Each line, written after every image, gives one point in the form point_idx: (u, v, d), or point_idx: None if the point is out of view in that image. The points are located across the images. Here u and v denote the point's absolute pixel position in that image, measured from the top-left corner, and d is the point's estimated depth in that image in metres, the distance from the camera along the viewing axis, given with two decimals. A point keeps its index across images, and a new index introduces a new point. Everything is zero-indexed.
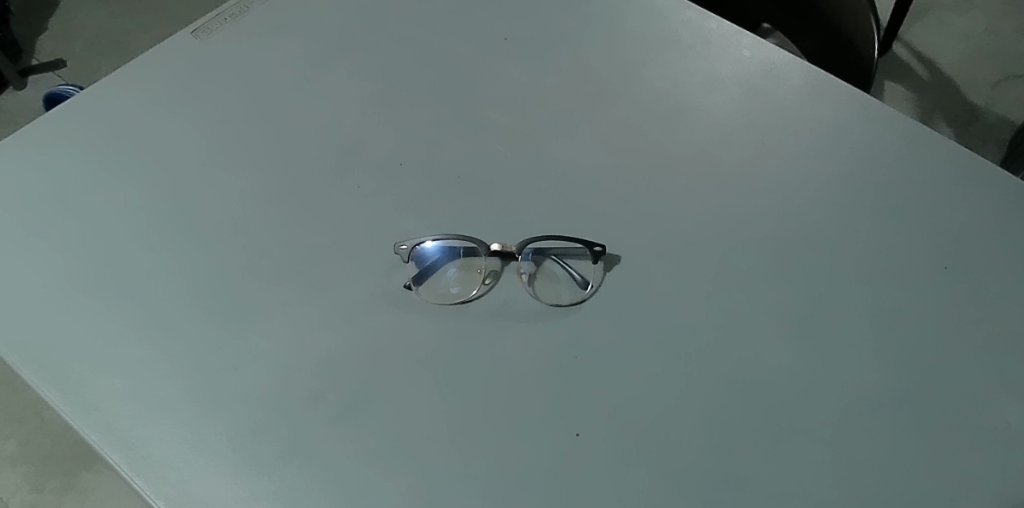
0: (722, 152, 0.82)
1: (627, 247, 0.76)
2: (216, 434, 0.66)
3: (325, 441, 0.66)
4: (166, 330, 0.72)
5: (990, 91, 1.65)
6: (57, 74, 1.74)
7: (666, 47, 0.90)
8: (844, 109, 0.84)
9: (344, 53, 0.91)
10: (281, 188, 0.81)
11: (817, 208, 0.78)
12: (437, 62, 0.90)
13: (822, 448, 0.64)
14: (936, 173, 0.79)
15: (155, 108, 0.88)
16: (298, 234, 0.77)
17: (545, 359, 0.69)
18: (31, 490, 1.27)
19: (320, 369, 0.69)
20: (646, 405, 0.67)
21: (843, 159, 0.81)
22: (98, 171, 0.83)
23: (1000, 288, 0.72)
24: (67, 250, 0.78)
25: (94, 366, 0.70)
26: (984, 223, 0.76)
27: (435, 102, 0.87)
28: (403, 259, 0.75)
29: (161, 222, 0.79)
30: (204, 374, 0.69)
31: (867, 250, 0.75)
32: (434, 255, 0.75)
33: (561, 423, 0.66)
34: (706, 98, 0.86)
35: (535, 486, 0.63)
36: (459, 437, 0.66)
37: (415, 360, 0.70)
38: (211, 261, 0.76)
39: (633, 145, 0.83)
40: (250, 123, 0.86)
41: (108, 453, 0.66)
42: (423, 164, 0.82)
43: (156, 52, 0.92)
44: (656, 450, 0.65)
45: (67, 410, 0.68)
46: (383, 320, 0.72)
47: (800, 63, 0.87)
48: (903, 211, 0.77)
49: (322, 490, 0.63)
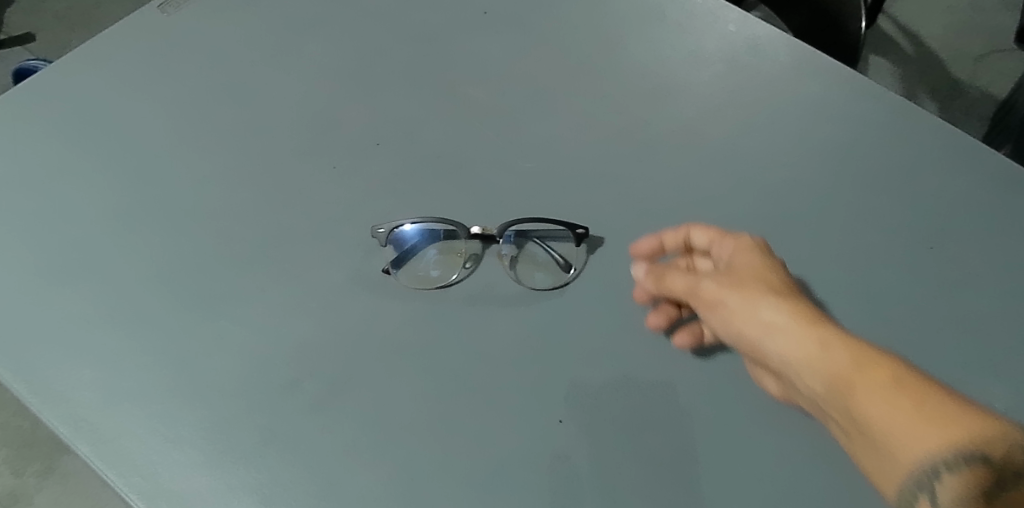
0: (706, 130, 0.81)
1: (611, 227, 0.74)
2: (188, 425, 0.64)
3: (304, 429, 0.64)
4: (138, 318, 0.70)
5: (972, 66, 1.65)
6: (26, 49, 1.68)
7: (651, 22, 0.88)
8: (829, 86, 0.83)
9: (320, 28, 0.88)
10: (253, 169, 0.78)
11: (801, 187, 0.77)
12: (415, 37, 0.88)
13: (806, 431, 0.64)
14: (920, 151, 0.78)
15: (120, 85, 0.84)
16: (272, 218, 0.75)
17: (526, 344, 0.68)
18: (11, 474, 1.25)
19: (296, 356, 0.68)
20: (629, 390, 0.66)
21: (826, 138, 0.80)
22: (62, 152, 0.80)
23: (987, 270, 0.72)
24: (32, 235, 0.75)
25: (64, 357, 0.68)
26: (970, 202, 0.75)
27: (414, 79, 0.85)
28: (381, 243, 0.73)
29: (131, 205, 0.76)
30: (177, 363, 0.67)
31: (852, 231, 0.74)
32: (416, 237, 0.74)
33: (544, 410, 0.65)
34: (691, 74, 0.84)
35: (517, 474, 0.62)
36: (439, 424, 0.64)
37: (396, 346, 0.68)
38: (183, 246, 0.74)
39: (616, 122, 0.81)
40: (223, 100, 0.83)
41: (77, 446, 0.64)
42: (400, 142, 0.80)
43: (120, 27, 0.88)
44: (639, 436, 0.64)
45: (34, 403, 0.66)
46: (360, 305, 0.70)
47: (786, 38, 0.85)
48: (887, 191, 0.76)
49: (300, 482, 0.62)
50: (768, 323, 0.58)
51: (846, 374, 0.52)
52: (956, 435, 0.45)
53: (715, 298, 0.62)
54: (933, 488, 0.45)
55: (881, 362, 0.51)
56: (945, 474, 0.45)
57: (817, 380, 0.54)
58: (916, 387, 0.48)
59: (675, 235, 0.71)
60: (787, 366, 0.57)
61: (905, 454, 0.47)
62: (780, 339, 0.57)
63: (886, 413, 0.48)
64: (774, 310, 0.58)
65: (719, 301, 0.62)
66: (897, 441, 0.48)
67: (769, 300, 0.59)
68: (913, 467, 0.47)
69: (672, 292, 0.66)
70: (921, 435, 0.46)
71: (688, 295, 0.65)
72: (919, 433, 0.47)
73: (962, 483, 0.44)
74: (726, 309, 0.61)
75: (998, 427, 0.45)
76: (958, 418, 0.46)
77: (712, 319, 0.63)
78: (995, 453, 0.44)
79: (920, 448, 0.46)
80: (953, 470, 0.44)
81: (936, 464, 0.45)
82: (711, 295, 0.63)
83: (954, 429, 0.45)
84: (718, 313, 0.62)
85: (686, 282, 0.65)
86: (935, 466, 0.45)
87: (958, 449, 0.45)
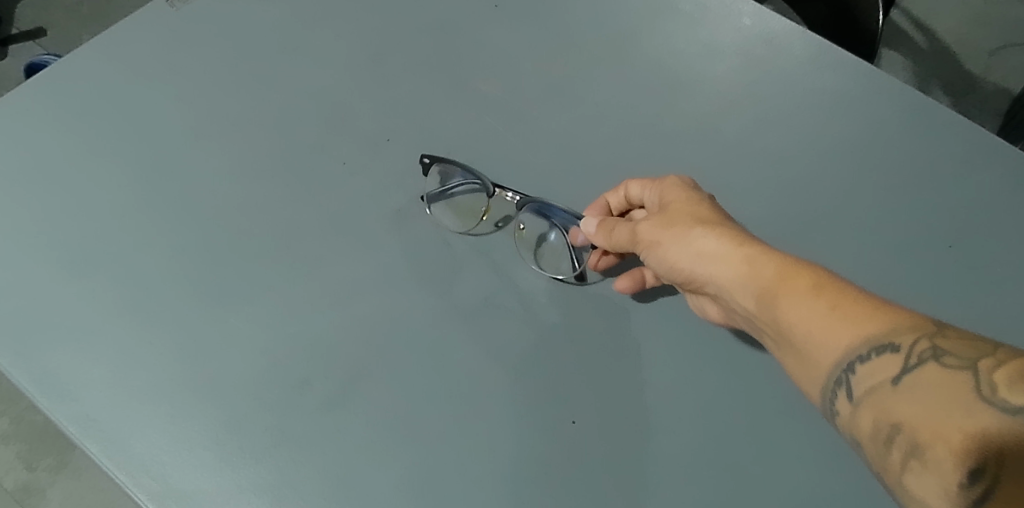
0: (721, 125, 0.79)
1: (602, 202, 0.74)
2: (201, 424, 0.64)
3: (316, 428, 0.64)
4: (147, 316, 0.69)
5: (986, 59, 1.63)
6: (36, 43, 1.68)
7: (664, 13, 0.86)
8: (847, 80, 0.81)
9: (329, 21, 0.87)
10: (263, 165, 0.78)
11: (816, 185, 0.76)
12: (425, 29, 0.86)
13: (815, 432, 0.65)
14: (937, 149, 0.78)
15: (128, 80, 0.83)
16: (282, 215, 0.75)
17: (538, 344, 0.68)
18: (25, 468, 1.26)
19: (308, 355, 0.67)
20: (640, 391, 0.66)
21: (843, 134, 0.78)
22: (71, 149, 0.79)
23: (1003, 270, 0.72)
24: (42, 232, 0.74)
25: (73, 355, 0.68)
26: (989, 200, 0.75)
27: (424, 72, 0.84)
28: (426, 167, 0.76)
29: (142, 203, 0.76)
30: (186, 362, 0.67)
31: (869, 230, 0.74)
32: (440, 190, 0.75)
33: (557, 410, 0.65)
34: (705, 68, 0.83)
35: (531, 475, 0.63)
36: (453, 425, 0.64)
37: (408, 344, 0.68)
38: (192, 244, 0.73)
39: (629, 118, 0.80)
40: (233, 96, 0.82)
41: (88, 446, 0.64)
42: (412, 138, 0.79)
43: (127, 20, 0.87)
44: (655, 436, 0.65)
45: (44, 402, 0.66)
46: (371, 303, 0.70)
47: (802, 31, 0.84)
48: (904, 190, 0.76)
49: (314, 483, 0.62)
50: (695, 251, 0.59)
51: (770, 288, 0.52)
52: (869, 330, 0.45)
53: (649, 235, 0.64)
54: (851, 379, 0.45)
55: (801, 271, 0.51)
56: (859, 366, 0.45)
57: (749, 302, 0.54)
58: (833, 295, 0.48)
59: (616, 195, 0.73)
60: (718, 289, 0.57)
61: (825, 355, 0.47)
62: (710, 265, 0.58)
63: (804, 319, 0.49)
64: (700, 237, 0.59)
65: (653, 240, 0.63)
66: (815, 342, 0.48)
67: (692, 230, 0.60)
68: (834, 365, 0.46)
69: (620, 245, 0.68)
70: (837, 335, 0.47)
71: (626, 240, 0.66)
72: (833, 333, 0.47)
73: (875, 371, 0.44)
74: (659, 247, 0.63)
75: (915, 319, 0.44)
76: (870, 316, 0.46)
77: (648, 258, 0.64)
78: (909, 343, 0.43)
79: (836, 346, 0.46)
80: (865, 360, 0.44)
81: (852, 359, 0.45)
82: (643, 235, 0.64)
83: (870, 326, 0.45)
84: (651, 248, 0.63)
85: (627, 231, 0.66)
86: (850, 360, 0.45)
87: (870, 344, 0.44)
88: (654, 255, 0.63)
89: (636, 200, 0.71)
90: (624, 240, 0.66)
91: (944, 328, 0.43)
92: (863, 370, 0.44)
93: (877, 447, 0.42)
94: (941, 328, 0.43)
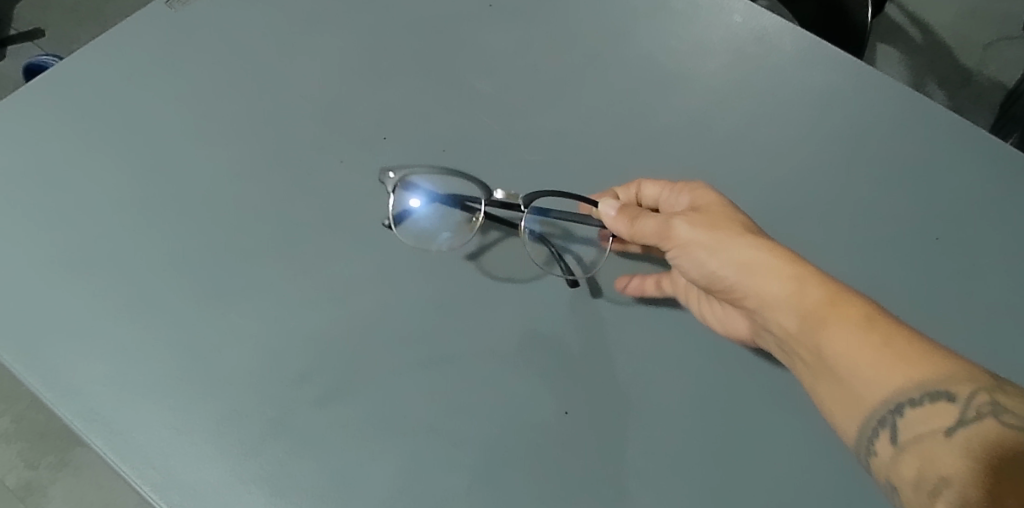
0: (713, 122, 0.80)
1: (611, 193, 0.76)
2: (202, 417, 0.66)
3: (315, 420, 0.65)
4: (148, 312, 0.70)
5: (981, 53, 1.64)
6: (35, 45, 1.69)
7: (657, 13, 0.87)
8: (836, 77, 0.82)
9: (327, 21, 0.88)
10: (261, 164, 0.79)
11: (807, 179, 0.77)
12: (422, 29, 0.88)
13: (804, 421, 0.67)
14: (926, 144, 0.79)
15: (128, 81, 0.84)
16: (281, 212, 0.76)
17: (532, 337, 0.70)
18: (26, 467, 1.27)
19: (308, 349, 0.68)
20: (632, 382, 0.68)
21: (833, 129, 0.80)
22: (73, 150, 0.80)
23: (990, 262, 0.73)
24: (45, 230, 0.75)
25: (77, 351, 0.69)
26: (976, 192, 0.76)
27: (420, 71, 0.85)
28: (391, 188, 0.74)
29: (142, 201, 0.77)
30: (188, 357, 0.68)
31: (859, 223, 0.75)
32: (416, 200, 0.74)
33: (551, 401, 0.67)
34: (697, 65, 0.84)
35: (526, 465, 0.64)
36: (450, 416, 0.66)
37: (406, 339, 0.69)
38: (195, 242, 0.74)
39: (622, 115, 0.81)
40: (232, 97, 0.83)
41: (92, 440, 0.65)
42: (408, 136, 0.80)
43: (127, 22, 0.88)
44: (648, 425, 0.66)
45: (49, 396, 0.67)
46: (370, 298, 0.71)
47: (793, 28, 0.85)
48: (892, 184, 0.77)
49: (313, 473, 0.63)
50: (742, 265, 0.61)
51: (823, 316, 0.56)
52: (925, 377, 0.51)
53: (687, 237, 0.64)
54: (898, 421, 0.52)
55: (858, 304, 0.55)
56: (908, 411, 0.51)
57: (789, 321, 0.58)
58: (885, 329, 0.53)
59: (627, 191, 0.75)
60: (761, 304, 0.60)
61: (874, 390, 0.53)
62: (758, 279, 0.60)
63: (855, 352, 0.53)
64: (746, 250, 0.61)
65: (694, 241, 0.63)
66: (864, 376, 0.53)
67: (740, 241, 0.61)
68: (882, 403, 0.52)
69: (644, 236, 0.67)
70: (889, 374, 0.52)
71: (663, 235, 0.65)
72: (887, 374, 0.52)
73: (930, 418, 0.50)
74: (699, 249, 0.63)
75: (970, 370, 0.50)
76: (924, 360, 0.51)
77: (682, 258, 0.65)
78: (965, 395, 0.49)
79: (887, 385, 0.52)
80: (917, 406, 0.51)
81: (902, 399, 0.52)
82: (682, 236, 0.64)
83: (926, 372, 0.51)
84: (693, 247, 0.63)
85: (659, 224, 0.65)
86: (902, 404, 0.51)
87: (926, 391, 0.51)
88: (695, 255, 0.64)
89: (649, 200, 0.74)
90: (662, 234, 0.65)
91: (999, 383, 0.50)
92: (914, 415, 0.51)
93: (920, 492, 0.49)
94: (994, 382, 0.50)
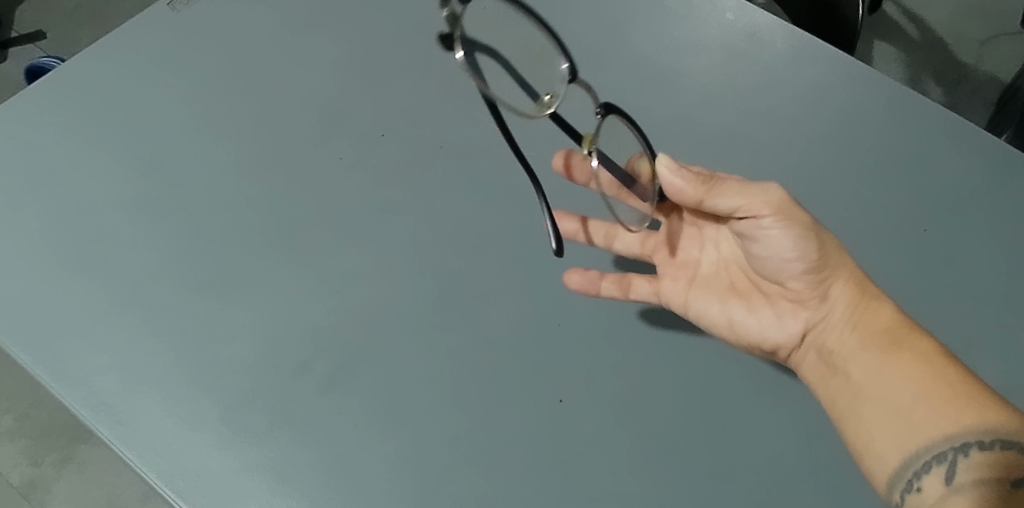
0: (705, 118, 0.82)
1: None
2: (206, 406, 0.67)
3: (314, 409, 0.67)
4: (152, 305, 0.72)
5: (979, 49, 1.64)
6: (39, 47, 1.71)
7: (651, 11, 0.89)
8: (827, 73, 0.84)
9: (327, 21, 0.90)
10: (261, 161, 0.80)
11: (798, 172, 0.79)
12: (420, 28, 0.89)
13: (794, 409, 0.68)
14: (915, 138, 0.80)
15: (132, 81, 0.86)
16: (281, 207, 0.77)
17: (527, 328, 0.71)
18: (30, 464, 1.28)
19: (308, 340, 0.70)
20: (624, 371, 0.69)
21: (823, 124, 0.81)
22: (77, 147, 0.82)
23: (978, 252, 0.75)
24: (51, 226, 0.77)
25: (83, 342, 0.70)
26: (964, 185, 0.78)
27: (418, 69, 0.86)
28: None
29: (146, 197, 0.78)
30: (192, 348, 0.70)
31: (849, 215, 0.76)
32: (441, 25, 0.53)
33: (545, 390, 0.68)
34: (690, 62, 0.85)
35: (521, 451, 0.66)
36: (446, 405, 0.67)
37: (403, 330, 0.70)
38: (198, 236, 0.76)
39: (617, 110, 0.83)
40: (234, 95, 0.85)
41: (98, 428, 0.66)
42: (405, 132, 0.82)
43: (131, 23, 0.90)
44: (640, 413, 0.68)
45: (56, 386, 0.69)
46: (368, 290, 0.72)
47: (784, 25, 0.86)
48: (882, 177, 0.78)
49: (312, 461, 0.65)
50: (837, 288, 0.65)
51: (904, 349, 0.62)
52: (994, 423, 0.57)
53: (787, 217, 0.62)
54: (960, 460, 0.57)
55: (937, 345, 0.61)
56: (975, 451, 0.57)
57: (851, 340, 0.64)
58: (959, 373, 0.60)
59: None
60: (839, 325, 0.65)
61: (942, 427, 0.58)
62: (847, 303, 0.65)
63: (929, 387, 0.60)
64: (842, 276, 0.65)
65: (794, 222, 0.62)
66: (936, 412, 0.59)
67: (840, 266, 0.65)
68: (951, 440, 0.58)
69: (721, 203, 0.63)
70: (959, 415, 0.58)
71: (751, 202, 0.62)
72: (960, 414, 0.58)
73: (994, 460, 0.56)
74: (801, 248, 0.63)
75: None
76: (993, 407, 0.58)
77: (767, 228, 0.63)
78: None
79: (952, 422, 0.58)
80: (985, 448, 0.57)
81: (969, 440, 0.57)
82: (781, 211, 0.62)
83: (996, 418, 0.57)
84: (780, 230, 0.62)
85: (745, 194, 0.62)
86: (970, 444, 0.57)
87: (996, 436, 0.57)
88: (789, 241, 0.63)
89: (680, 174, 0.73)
90: (754, 204, 0.62)
91: None
92: (976, 457, 0.57)
93: None
94: None
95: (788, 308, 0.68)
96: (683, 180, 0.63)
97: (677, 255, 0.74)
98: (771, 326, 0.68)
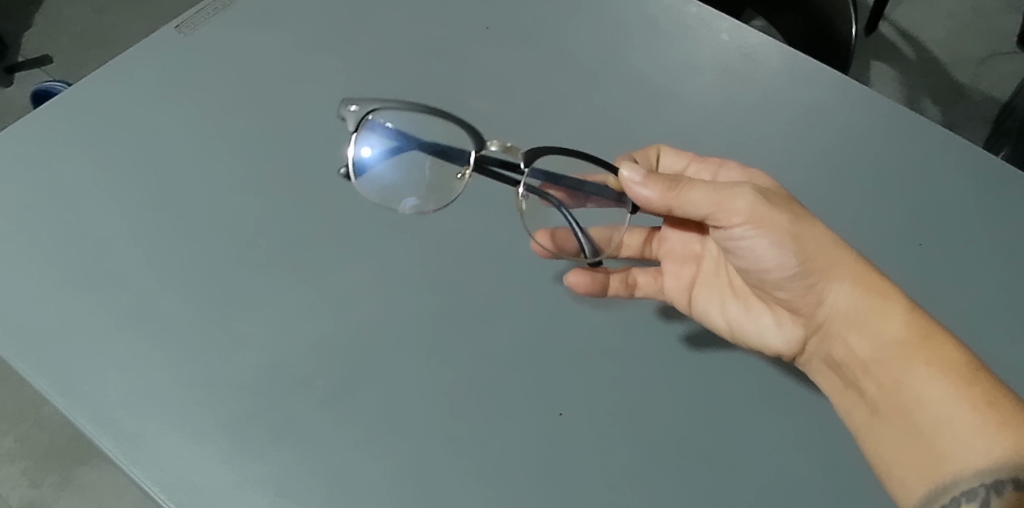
0: (702, 137, 0.83)
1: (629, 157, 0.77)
2: (209, 420, 0.68)
3: (317, 423, 0.67)
4: (157, 322, 0.73)
5: (974, 68, 1.67)
6: (43, 71, 1.73)
7: (648, 34, 0.91)
8: (821, 92, 0.85)
9: (331, 44, 0.92)
10: (266, 179, 0.82)
11: (794, 188, 0.80)
12: (422, 50, 0.91)
13: (791, 421, 0.69)
14: (907, 155, 0.82)
15: (139, 102, 0.88)
16: (285, 225, 0.79)
17: (527, 343, 0.72)
18: (29, 485, 1.28)
19: (311, 355, 0.71)
20: (624, 384, 0.70)
21: (819, 142, 0.83)
22: (85, 168, 0.83)
23: (972, 266, 0.76)
24: (58, 244, 0.78)
25: (89, 358, 0.71)
26: (957, 200, 0.79)
27: (420, 90, 0.88)
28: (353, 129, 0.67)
29: (152, 216, 0.80)
30: (196, 363, 0.70)
31: (846, 230, 0.77)
32: (377, 147, 0.67)
33: (546, 403, 0.69)
34: (687, 83, 0.87)
35: (521, 464, 0.66)
36: (448, 418, 0.68)
37: (405, 345, 0.71)
38: (202, 254, 0.77)
39: (615, 129, 0.84)
40: (239, 116, 0.86)
41: (103, 442, 0.67)
42: None
43: (139, 47, 0.91)
44: (640, 427, 0.68)
45: (61, 401, 0.69)
46: (371, 306, 0.73)
47: (779, 46, 0.88)
48: (876, 193, 0.80)
49: (315, 475, 0.65)
50: (836, 294, 0.64)
51: (919, 363, 0.59)
52: None
53: (758, 217, 0.64)
54: (993, 498, 0.53)
55: (963, 363, 0.57)
56: (1007, 487, 0.53)
57: (864, 353, 0.63)
58: (987, 394, 0.56)
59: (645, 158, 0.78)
60: (849, 337, 0.64)
61: (968, 459, 0.55)
62: (854, 313, 0.63)
63: (952, 411, 0.56)
64: (846, 282, 0.63)
65: (765, 222, 0.64)
66: (961, 440, 0.55)
67: (841, 273, 0.64)
68: (978, 473, 0.54)
69: (690, 205, 0.66)
70: (987, 447, 0.54)
71: (722, 208, 0.65)
72: (989, 444, 0.54)
73: None
74: (780, 249, 0.65)
75: None
76: None
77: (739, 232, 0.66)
78: None
79: (980, 455, 0.54)
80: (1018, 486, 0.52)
81: (999, 476, 0.53)
82: (752, 214, 0.64)
83: None
84: (757, 237, 0.65)
85: (711, 196, 0.65)
86: (1001, 480, 0.53)
87: None
88: (768, 242, 0.65)
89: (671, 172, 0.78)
90: (724, 210, 0.65)
91: None
92: (1010, 497, 0.52)
93: None
94: None
95: (789, 315, 0.71)
96: (652, 188, 0.66)
97: (677, 250, 0.80)
98: (772, 331, 0.71)
